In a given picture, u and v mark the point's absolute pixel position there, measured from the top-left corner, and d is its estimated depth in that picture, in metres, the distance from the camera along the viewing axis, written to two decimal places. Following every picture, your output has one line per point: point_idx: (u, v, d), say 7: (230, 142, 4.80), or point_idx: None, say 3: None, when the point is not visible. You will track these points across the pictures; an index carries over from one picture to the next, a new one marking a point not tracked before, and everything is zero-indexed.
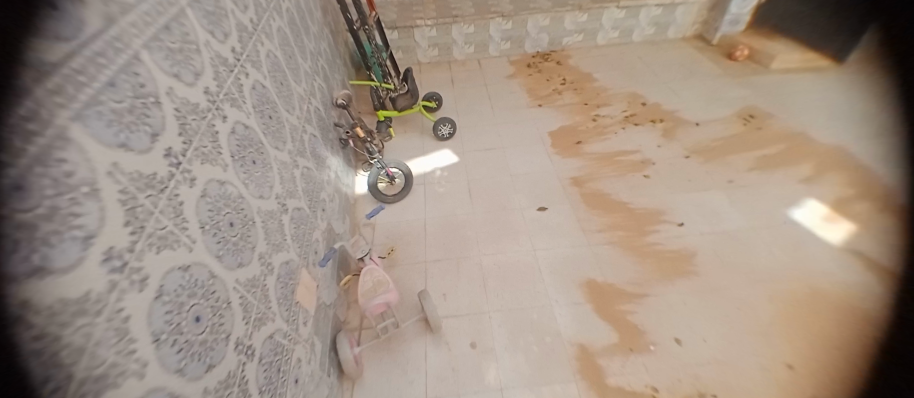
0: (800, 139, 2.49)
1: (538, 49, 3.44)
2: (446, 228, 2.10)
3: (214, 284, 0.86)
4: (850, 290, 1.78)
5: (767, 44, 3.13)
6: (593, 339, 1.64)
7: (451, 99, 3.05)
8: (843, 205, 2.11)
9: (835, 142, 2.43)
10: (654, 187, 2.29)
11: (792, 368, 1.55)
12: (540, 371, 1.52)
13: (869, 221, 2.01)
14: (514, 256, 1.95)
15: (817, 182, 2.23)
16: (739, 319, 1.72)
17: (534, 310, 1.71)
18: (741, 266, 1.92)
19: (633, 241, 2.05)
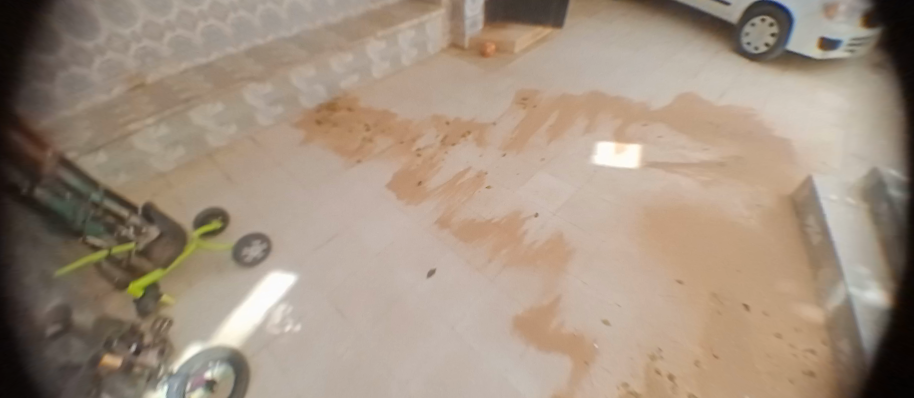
0: (567, 100, 2.89)
1: (319, 101, 2.99)
2: (325, 379, 1.37)
3: None
4: (663, 188, 2.08)
5: (504, 35, 3.65)
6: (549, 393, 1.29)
7: (236, 202, 2.17)
8: (623, 134, 2.51)
9: (589, 91, 2.98)
10: (499, 195, 2.18)
11: (679, 282, 1.60)
12: None
13: (643, 137, 2.47)
14: (423, 349, 1.45)
15: (597, 126, 2.59)
16: (624, 266, 1.71)
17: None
18: (594, 212, 2.00)
19: (521, 253, 1.82)
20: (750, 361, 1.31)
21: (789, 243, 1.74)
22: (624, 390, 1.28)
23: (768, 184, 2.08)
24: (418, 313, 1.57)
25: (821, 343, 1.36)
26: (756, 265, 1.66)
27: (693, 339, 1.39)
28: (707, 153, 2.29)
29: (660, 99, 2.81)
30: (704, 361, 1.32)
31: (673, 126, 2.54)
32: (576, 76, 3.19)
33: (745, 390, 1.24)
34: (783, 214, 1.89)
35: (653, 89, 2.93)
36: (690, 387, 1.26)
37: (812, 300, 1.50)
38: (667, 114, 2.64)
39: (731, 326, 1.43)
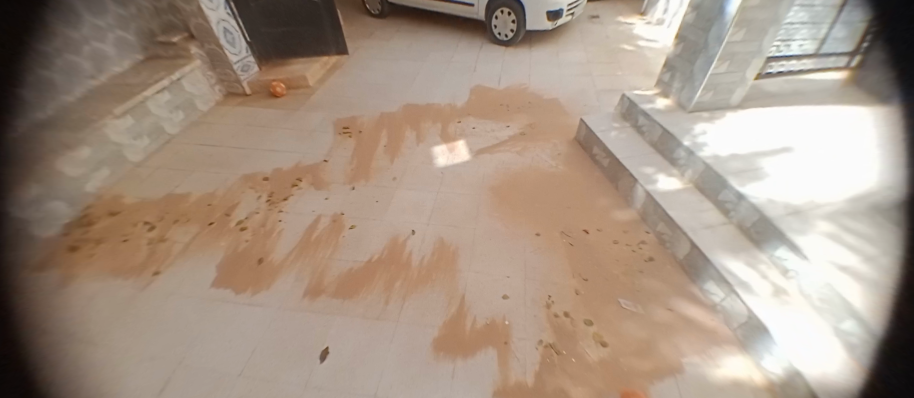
0: (387, 117, 2.92)
1: (62, 223, 1.99)
2: None
3: None
4: (497, 167, 2.39)
5: (290, 68, 3.38)
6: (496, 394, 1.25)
7: None
8: (450, 133, 2.74)
9: (401, 104, 3.11)
10: (369, 228, 1.92)
11: (538, 235, 1.87)
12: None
13: (462, 129, 2.78)
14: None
15: (426, 133, 2.72)
16: (496, 242, 1.84)
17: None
18: (453, 207, 2.07)
19: (412, 279, 1.65)
20: (605, 267, 1.66)
21: (588, 173, 2.30)
22: (545, 346, 1.38)
23: (560, 136, 2.71)
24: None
25: (636, 230, 1.84)
26: (577, 197, 2.11)
27: (566, 273, 1.65)
28: (509, 128, 2.80)
29: (461, 96, 3.22)
30: (580, 288, 1.58)
31: (480, 115, 2.97)
32: (384, 92, 3.29)
33: (614, 292, 1.54)
34: (577, 154, 2.49)
35: (452, 89, 3.34)
36: (580, 313, 1.48)
37: (618, 205, 2.02)
38: (473, 108, 3.05)
39: (584, 250, 1.76)
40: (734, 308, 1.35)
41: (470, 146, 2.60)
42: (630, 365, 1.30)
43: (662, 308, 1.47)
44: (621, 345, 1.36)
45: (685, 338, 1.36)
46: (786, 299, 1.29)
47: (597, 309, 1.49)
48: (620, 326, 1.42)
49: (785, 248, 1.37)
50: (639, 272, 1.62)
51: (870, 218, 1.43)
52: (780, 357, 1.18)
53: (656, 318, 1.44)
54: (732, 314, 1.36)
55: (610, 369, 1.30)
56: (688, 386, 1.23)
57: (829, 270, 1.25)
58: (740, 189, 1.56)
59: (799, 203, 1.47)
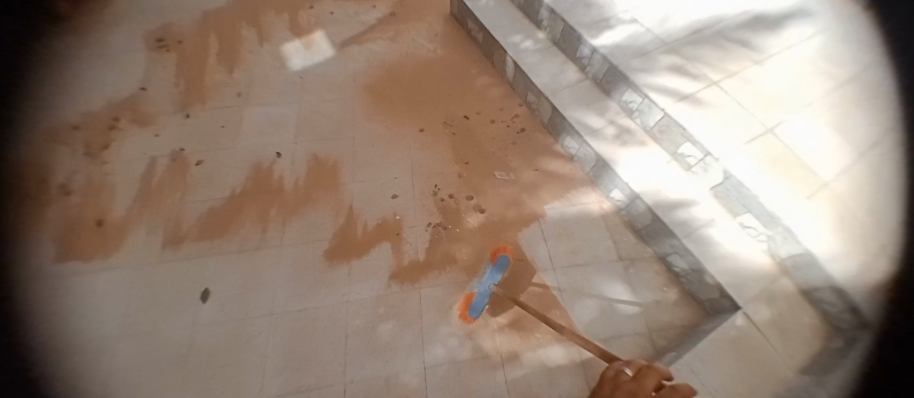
0: (214, 16, 2.26)
1: None
2: None
3: None
4: (367, 60, 2.11)
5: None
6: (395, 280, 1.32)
7: None
8: (301, 25, 2.26)
9: None
10: (226, 157, 1.67)
11: (422, 131, 1.74)
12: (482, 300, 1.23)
13: (319, 20, 2.30)
14: (256, 356, 1.19)
15: (272, 30, 2.21)
16: (380, 146, 1.69)
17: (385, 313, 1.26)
18: (320, 114, 1.83)
19: (288, 202, 1.51)
20: (485, 149, 1.69)
21: (464, 53, 2.17)
22: (434, 226, 1.44)
23: (432, 12, 2.41)
24: (223, 338, 1.23)
25: (509, 104, 1.87)
26: (455, 81, 2.01)
27: (448, 161, 1.62)
28: (376, 11, 2.39)
29: None
30: (463, 169, 1.61)
31: None
32: None
33: (493, 166, 1.62)
34: (451, 33, 2.29)
35: None
36: (463, 192, 1.54)
37: (494, 81, 2.00)
38: None
39: (466, 136, 1.74)
40: (586, 155, 1.50)
41: (331, 39, 2.20)
42: (506, 224, 1.46)
43: (530, 170, 1.61)
44: (501, 210, 1.49)
45: (550, 190, 1.54)
46: (628, 139, 1.43)
47: (478, 185, 1.56)
48: (498, 195, 1.54)
49: (631, 92, 1.44)
50: (513, 144, 1.70)
51: (711, 41, 1.46)
52: (622, 189, 1.37)
53: (526, 180, 1.57)
54: (585, 161, 1.52)
55: (488, 232, 1.44)
56: (549, 224, 1.44)
57: (663, 102, 1.32)
58: (592, 42, 1.59)
59: (646, 45, 1.53)
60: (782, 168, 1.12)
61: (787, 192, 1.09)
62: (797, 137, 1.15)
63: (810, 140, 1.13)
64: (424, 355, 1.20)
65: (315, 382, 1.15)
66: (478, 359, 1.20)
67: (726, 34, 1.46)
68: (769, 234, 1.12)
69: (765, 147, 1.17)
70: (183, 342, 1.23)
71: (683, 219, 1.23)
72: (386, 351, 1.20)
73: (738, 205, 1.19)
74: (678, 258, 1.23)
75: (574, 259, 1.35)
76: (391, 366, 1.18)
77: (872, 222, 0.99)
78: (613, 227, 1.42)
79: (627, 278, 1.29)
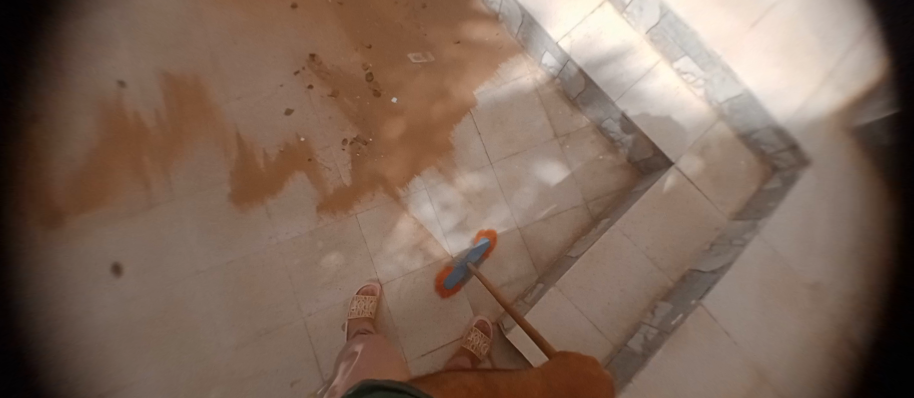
0: None
1: None
2: None
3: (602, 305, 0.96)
4: None
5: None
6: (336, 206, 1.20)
7: None
8: None
9: None
10: (55, 103, 1.25)
11: (295, 7, 1.26)
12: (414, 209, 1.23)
13: None
14: (201, 315, 1.15)
15: None
16: (245, 38, 1.24)
17: (325, 244, 1.18)
18: (151, 12, 1.29)
19: (159, 145, 1.19)
20: (387, 21, 1.29)
21: None
22: (350, 143, 1.24)
23: None
24: (160, 307, 1.16)
25: None
26: None
27: (345, 48, 1.26)
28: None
29: None
30: (368, 57, 1.27)
31: None
32: None
33: (405, 47, 1.29)
34: None
35: None
36: (374, 91, 1.27)
37: None
38: None
39: (357, 5, 1.29)
40: (511, 10, 1.20)
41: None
42: (430, 121, 1.27)
43: (450, 44, 1.29)
44: (423, 105, 1.28)
45: (477, 67, 1.28)
46: None
47: (390, 77, 1.28)
48: (417, 86, 1.28)
49: None
50: (423, 7, 1.31)
51: None
52: (553, 51, 1.15)
53: (448, 59, 1.29)
54: (511, 18, 1.23)
55: (414, 135, 1.27)
56: (482, 113, 1.26)
57: None
58: None
59: None
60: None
61: (729, 25, 0.98)
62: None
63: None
64: (376, 274, 1.19)
65: (271, 324, 1.14)
66: (434, 267, 1.20)
67: None
68: (706, 78, 1.06)
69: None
70: (121, 315, 1.16)
71: (619, 78, 1.09)
72: (336, 280, 1.17)
73: (675, 50, 1.07)
74: (612, 123, 1.16)
75: (510, 144, 1.24)
76: (347, 292, 1.17)
77: (806, 41, 0.94)
78: (547, 99, 1.25)
79: (564, 154, 1.21)
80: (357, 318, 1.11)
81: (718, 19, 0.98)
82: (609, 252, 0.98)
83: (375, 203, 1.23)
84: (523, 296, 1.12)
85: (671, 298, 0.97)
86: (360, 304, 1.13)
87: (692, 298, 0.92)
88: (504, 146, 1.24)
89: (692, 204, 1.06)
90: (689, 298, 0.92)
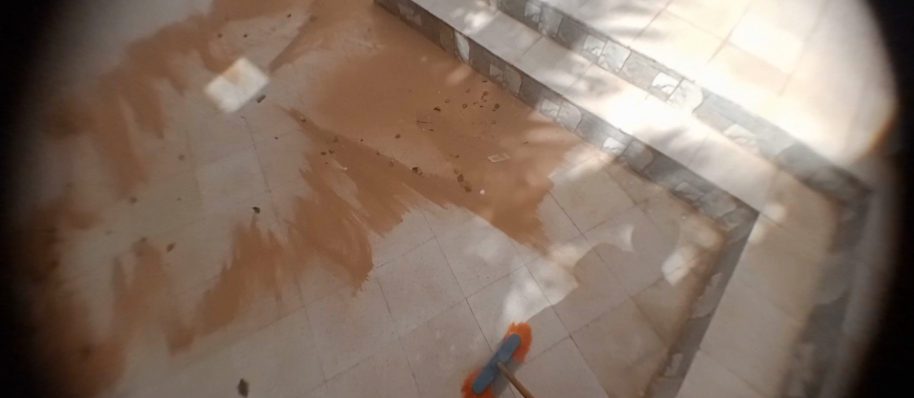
0: (104, 79, 1.85)
1: None
2: None
3: (745, 361, 0.99)
4: (308, 69, 1.80)
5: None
6: (452, 294, 1.29)
7: None
8: (216, 57, 1.87)
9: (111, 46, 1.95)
10: (197, 233, 1.45)
11: (399, 137, 1.62)
12: (519, 290, 1.29)
13: (232, 42, 1.91)
14: None
15: (182, 75, 1.82)
16: (361, 163, 1.55)
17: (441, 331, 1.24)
18: (275, 155, 1.57)
19: (292, 258, 1.36)
20: (468, 136, 1.63)
21: (403, 41, 1.92)
22: (464, 229, 1.41)
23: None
24: None
25: (473, 83, 1.77)
26: (407, 73, 1.82)
27: (438, 161, 1.56)
28: (294, 20, 1.99)
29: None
30: (458, 163, 1.55)
31: (237, 12, 2.04)
32: (67, 41, 1.98)
33: (486, 152, 1.58)
34: (386, 16, 2.00)
35: None
36: (466, 187, 1.50)
37: (451, 64, 1.84)
38: (220, 5, 2.07)
39: (445, 130, 1.65)
40: (569, 115, 1.51)
41: (257, 64, 1.83)
42: (518, 203, 1.45)
43: (520, 145, 1.58)
44: (505, 194, 1.47)
45: (547, 157, 1.53)
46: (603, 88, 1.43)
47: (477, 175, 1.52)
48: (498, 181, 1.50)
49: (592, 39, 1.42)
50: (492, 122, 1.65)
51: None
52: (616, 136, 1.40)
53: (522, 157, 1.55)
54: (568, 120, 1.53)
55: (504, 219, 1.42)
56: (560, 192, 1.45)
57: (628, 41, 1.35)
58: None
59: None
60: (751, 74, 1.27)
61: (758, 93, 1.24)
62: (750, 42, 1.33)
63: (760, 43, 1.33)
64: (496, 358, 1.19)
65: None
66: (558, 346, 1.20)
67: None
68: (757, 138, 1.24)
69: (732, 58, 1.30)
70: None
71: (680, 150, 1.29)
72: (457, 369, 1.18)
73: (724, 120, 1.27)
74: (688, 185, 1.32)
75: (597, 219, 1.40)
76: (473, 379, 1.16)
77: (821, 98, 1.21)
78: (616, 175, 1.48)
79: (650, 219, 1.38)
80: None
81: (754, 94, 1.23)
82: (739, 307, 1.06)
83: (488, 289, 1.31)
84: (661, 372, 1.14)
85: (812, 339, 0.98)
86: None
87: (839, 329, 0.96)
88: (587, 219, 1.40)
89: (793, 246, 1.13)
90: None
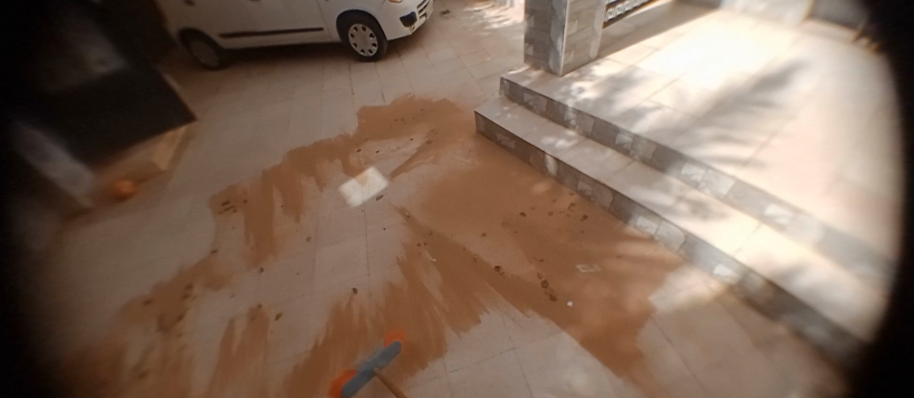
0: (271, 175, 2.48)
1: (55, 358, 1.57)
2: None
3: None
4: (417, 177, 2.17)
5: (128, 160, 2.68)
6: None
7: None
8: (352, 166, 2.40)
9: (283, 154, 2.67)
10: (299, 306, 1.64)
11: (485, 235, 1.74)
12: None
13: (364, 156, 2.46)
14: None
15: (324, 177, 2.35)
16: (449, 258, 1.66)
17: None
18: (377, 243, 1.79)
19: (371, 343, 1.42)
20: (554, 241, 1.66)
21: (497, 159, 2.23)
22: (545, 339, 1.33)
23: (459, 127, 2.58)
24: None
25: (559, 195, 1.88)
26: (499, 183, 2.04)
27: (522, 262, 1.59)
28: (415, 141, 2.52)
29: (348, 124, 2.86)
30: (542, 268, 1.56)
31: (373, 135, 2.68)
32: (258, 149, 2.79)
33: (572, 261, 1.56)
34: (486, 140, 2.39)
35: (335, 119, 2.96)
36: (548, 295, 1.46)
37: (538, 178, 2.02)
38: (362, 130, 2.76)
39: (531, 235, 1.71)
40: (670, 233, 1.45)
41: (379, 172, 2.28)
42: (613, 323, 1.33)
43: (612, 257, 1.54)
44: (588, 308, 1.39)
45: (644, 277, 1.44)
46: (707, 212, 1.40)
47: (561, 283, 1.49)
48: (585, 293, 1.44)
49: (689, 166, 1.47)
50: (579, 232, 1.68)
51: (743, 109, 1.62)
52: (728, 264, 1.29)
53: (612, 272, 1.49)
54: (671, 240, 1.46)
55: (593, 338, 1.30)
56: (664, 317, 1.31)
57: (728, 170, 1.37)
58: (631, 130, 1.65)
59: (701, 115, 1.63)
60: (874, 213, 1.17)
61: (894, 233, 1.11)
62: (871, 176, 1.25)
63: (882, 180, 1.24)
64: None
65: None
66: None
67: (748, 100, 1.66)
68: (901, 282, 1.06)
69: (846, 194, 1.24)
70: None
71: (807, 286, 1.13)
72: None
73: (850, 257, 1.16)
74: (824, 332, 1.09)
75: (707, 357, 1.19)
76: None
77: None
78: (733, 308, 1.29)
79: (775, 365, 1.13)
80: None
81: (886, 232, 1.12)
82: None
83: None
84: None
85: None
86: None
87: None
88: (692, 354, 1.20)
89: None
90: None
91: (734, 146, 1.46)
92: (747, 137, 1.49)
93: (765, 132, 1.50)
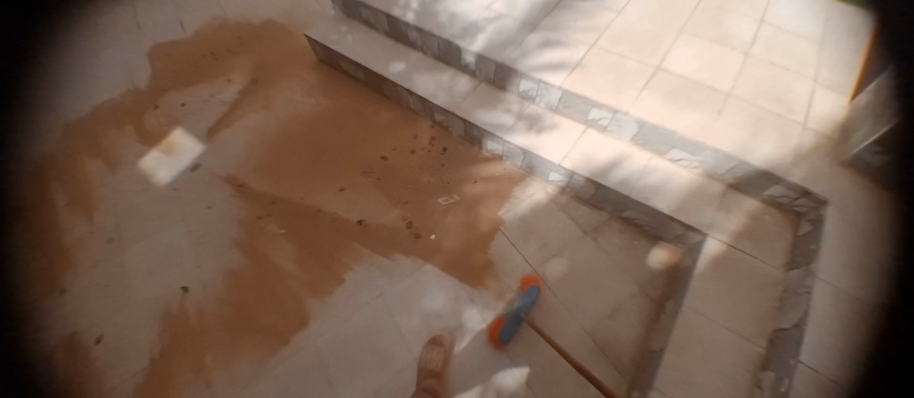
0: (26, 164, 1.74)
1: None
2: None
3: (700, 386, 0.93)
4: (247, 133, 1.77)
5: None
6: (402, 353, 1.19)
7: None
8: (154, 130, 1.81)
9: (38, 129, 1.86)
10: (118, 325, 1.32)
11: (343, 190, 1.56)
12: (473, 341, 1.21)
13: (168, 114, 1.87)
14: None
15: (116, 154, 1.75)
16: (302, 226, 1.47)
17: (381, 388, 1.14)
18: (207, 226, 1.50)
19: (221, 338, 1.25)
20: (416, 179, 1.59)
21: (345, 94, 1.92)
22: (410, 277, 1.33)
23: (294, 59, 2.09)
24: None
25: (415, 129, 1.75)
26: (350, 125, 1.80)
27: (386, 207, 1.50)
28: (234, 84, 1.98)
29: (134, 71, 2.08)
30: (405, 208, 1.50)
31: (175, 83, 2.02)
32: None
33: (431, 194, 1.53)
34: (329, 72, 2.01)
35: (112, 66, 2.11)
36: (413, 234, 1.42)
37: (392, 111, 1.83)
38: (157, 77, 2.05)
39: (390, 177, 1.60)
40: (512, 151, 1.49)
41: (194, 134, 1.78)
42: (471, 247, 1.38)
43: (471, 184, 1.56)
44: (450, 236, 1.41)
45: (498, 193, 1.50)
46: (541, 126, 1.45)
47: (421, 217, 1.47)
48: (445, 222, 1.45)
49: (524, 81, 1.46)
50: (440, 164, 1.63)
51: (575, 7, 1.59)
52: (558, 171, 1.40)
53: (469, 196, 1.51)
54: (513, 156, 1.51)
55: (454, 261, 1.35)
56: (511, 229, 1.41)
57: (557, 80, 1.39)
58: (472, 50, 1.52)
59: (537, 21, 1.57)
60: (690, 97, 1.31)
61: (700, 117, 1.27)
62: (681, 66, 1.38)
63: (690, 66, 1.39)
64: None
65: None
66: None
67: None
68: (700, 160, 1.25)
69: (665, 82, 1.36)
70: None
71: (620, 179, 1.29)
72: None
73: (662, 146, 1.29)
74: (637, 212, 1.29)
75: (545, 253, 1.35)
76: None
77: (764, 112, 1.26)
78: (565, 205, 1.45)
79: (603, 248, 1.34)
80: (425, 369, 1.11)
81: (695, 114, 1.28)
82: (689, 333, 1.00)
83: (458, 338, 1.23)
84: None
85: (772, 364, 0.91)
86: (429, 354, 1.14)
87: (788, 359, 0.87)
88: (533, 255, 1.35)
89: (746, 265, 1.10)
90: (786, 359, 0.87)
91: (567, 52, 1.46)
92: (579, 40, 1.49)
93: (595, 31, 1.51)
